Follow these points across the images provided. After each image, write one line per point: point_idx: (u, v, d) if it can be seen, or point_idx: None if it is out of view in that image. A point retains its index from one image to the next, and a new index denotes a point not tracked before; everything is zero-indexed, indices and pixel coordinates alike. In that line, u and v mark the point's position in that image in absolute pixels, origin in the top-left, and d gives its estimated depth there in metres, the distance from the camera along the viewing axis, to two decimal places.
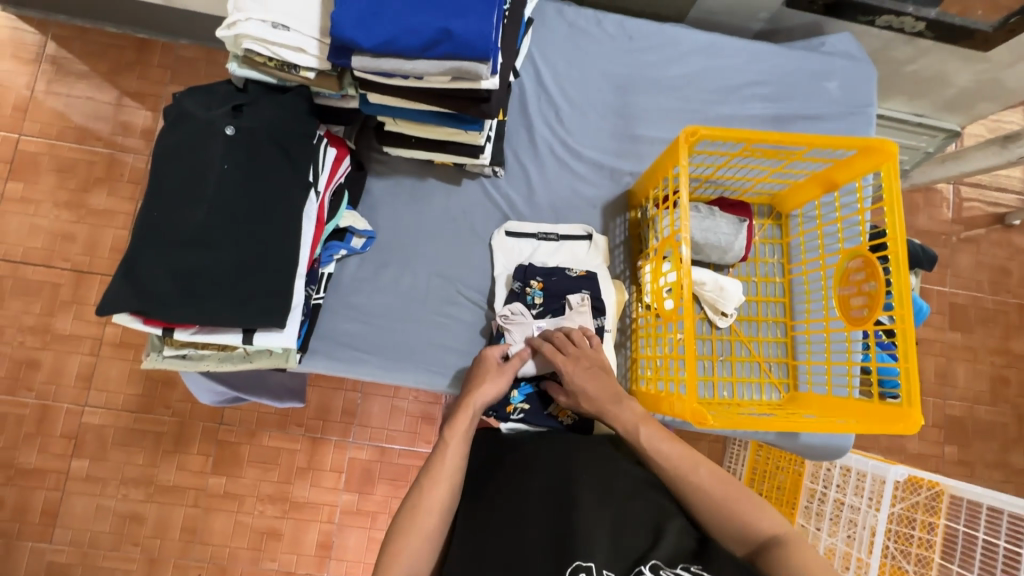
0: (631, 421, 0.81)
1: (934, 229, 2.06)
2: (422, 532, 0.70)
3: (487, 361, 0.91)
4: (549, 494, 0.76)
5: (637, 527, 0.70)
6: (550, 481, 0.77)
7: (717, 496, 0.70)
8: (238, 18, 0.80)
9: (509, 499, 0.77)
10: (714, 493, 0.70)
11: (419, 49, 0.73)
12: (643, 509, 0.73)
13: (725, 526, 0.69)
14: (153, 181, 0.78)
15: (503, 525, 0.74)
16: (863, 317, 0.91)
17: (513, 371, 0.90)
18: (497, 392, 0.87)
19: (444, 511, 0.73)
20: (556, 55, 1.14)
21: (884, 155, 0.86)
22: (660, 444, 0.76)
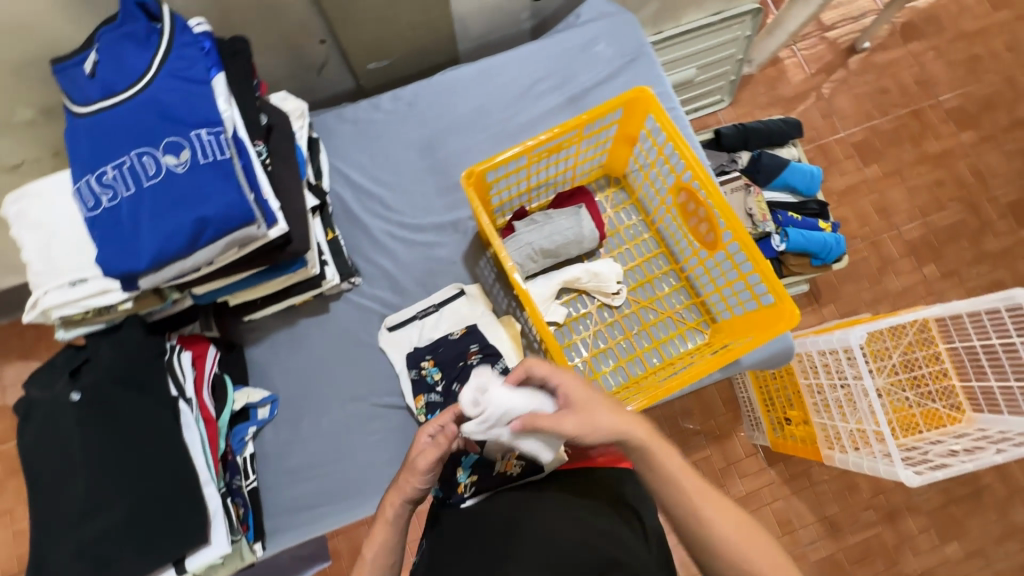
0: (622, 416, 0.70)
1: (800, 90, 2.08)
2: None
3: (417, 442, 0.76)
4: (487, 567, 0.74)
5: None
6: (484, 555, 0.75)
7: (724, 538, 0.62)
8: (38, 295, 0.84)
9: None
10: (714, 526, 0.63)
11: (187, 246, 0.76)
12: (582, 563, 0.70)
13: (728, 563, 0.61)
14: (31, 475, 0.81)
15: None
16: (714, 239, 0.94)
17: (441, 456, 0.74)
18: (419, 485, 0.74)
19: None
20: (356, 154, 1.19)
21: (646, 100, 0.93)
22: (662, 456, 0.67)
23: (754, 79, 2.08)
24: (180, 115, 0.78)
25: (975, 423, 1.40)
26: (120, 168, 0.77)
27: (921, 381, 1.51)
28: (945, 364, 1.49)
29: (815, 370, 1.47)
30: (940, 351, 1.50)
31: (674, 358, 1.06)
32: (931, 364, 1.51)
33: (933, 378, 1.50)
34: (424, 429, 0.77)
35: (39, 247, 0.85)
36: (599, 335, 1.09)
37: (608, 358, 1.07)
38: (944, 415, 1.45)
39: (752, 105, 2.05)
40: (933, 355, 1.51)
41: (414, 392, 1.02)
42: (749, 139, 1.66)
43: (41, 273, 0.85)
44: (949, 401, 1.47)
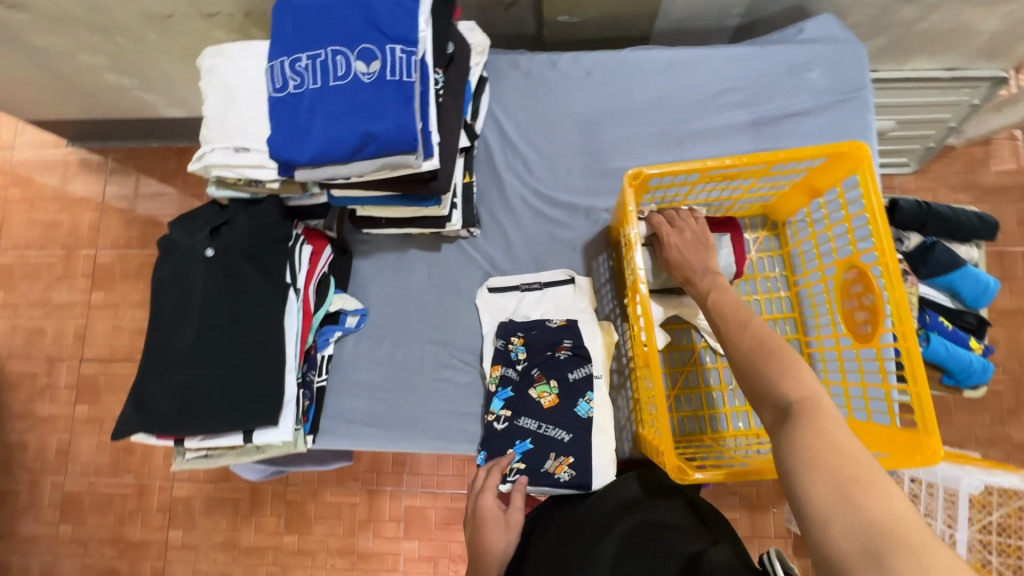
0: (710, 288, 0.80)
1: (1005, 183, 1.78)
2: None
3: (488, 511, 0.87)
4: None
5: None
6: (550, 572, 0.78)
7: (750, 360, 0.64)
8: (205, 150, 0.89)
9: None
10: (759, 358, 0.64)
11: (349, 154, 0.77)
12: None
13: (759, 387, 0.62)
14: (154, 308, 0.89)
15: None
16: (868, 334, 0.82)
17: (518, 518, 0.88)
18: (507, 547, 0.85)
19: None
20: (516, 106, 1.15)
21: (857, 158, 0.80)
22: (725, 305, 0.74)
23: (954, 153, 1.80)
24: (383, 25, 0.78)
25: None
26: (314, 60, 0.79)
27: None
28: None
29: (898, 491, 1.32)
30: None
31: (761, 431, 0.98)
32: None
33: None
34: (488, 501, 0.88)
35: (218, 107, 0.90)
36: (693, 376, 1.02)
37: (689, 403, 1.01)
38: None
39: (941, 181, 1.78)
40: None
41: (494, 361, 1.01)
42: (927, 224, 1.41)
43: (213, 130, 0.89)
44: None
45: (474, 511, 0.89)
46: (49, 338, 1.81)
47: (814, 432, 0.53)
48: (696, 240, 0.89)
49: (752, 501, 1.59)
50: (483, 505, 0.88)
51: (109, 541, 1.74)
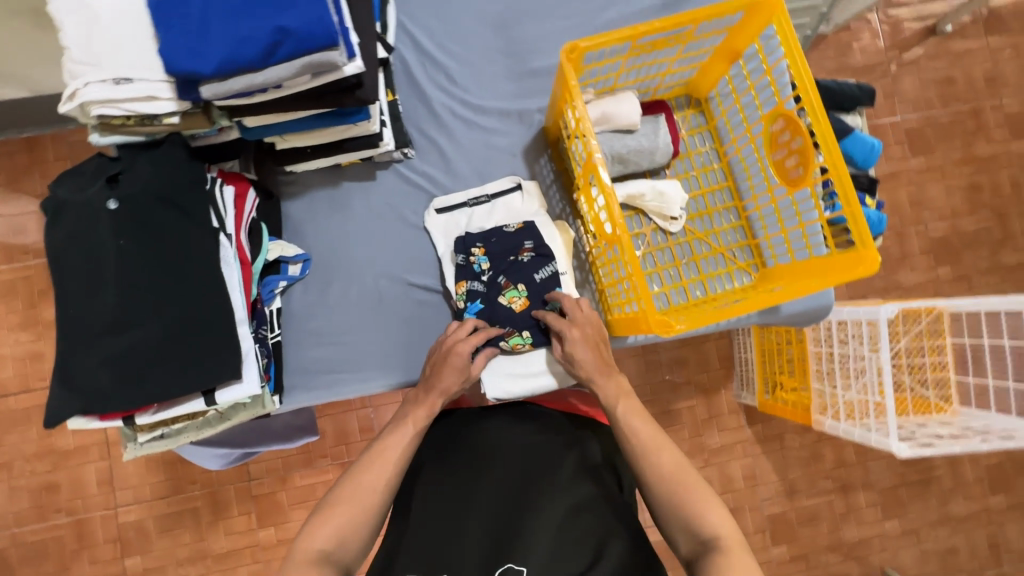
0: (614, 395, 0.84)
1: (869, 62, 1.95)
2: (360, 501, 0.72)
3: (458, 356, 0.86)
4: (505, 505, 0.79)
5: (580, 543, 0.75)
6: (500, 498, 0.80)
7: (670, 486, 0.72)
8: (75, 86, 0.75)
9: (461, 510, 0.79)
10: (676, 483, 0.72)
11: (261, 59, 0.68)
12: (590, 523, 0.77)
13: (672, 518, 0.70)
14: (59, 280, 0.76)
15: (454, 515, 0.79)
16: (800, 176, 0.89)
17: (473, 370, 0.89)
18: (458, 388, 0.86)
19: (387, 488, 0.75)
20: (426, 15, 1.08)
21: (771, 7, 0.83)
22: (634, 422, 0.79)
23: (825, 40, 1.95)
24: None
25: (959, 414, 1.49)
26: None
27: (918, 368, 1.56)
28: (946, 357, 1.53)
29: (827, 338, 1.48)
30: (945, 345, 1.53)
31: (717, 294, 1.05)
32: (931, 355, 1.55)
33: (930, 368, 1.54)
34: (461, 347, 0.87)
35: (78, 30, 0.75)
36: (649, 257, 1.06)
37: (653, 282, 1.05)
38: (931, 405, 1.52)
39: (819, 67, 1.93)
40: (936, 347, 1.54)
41: (458, 278, 0.99)
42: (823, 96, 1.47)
43: (78, 59, 0.75)
44: (941, 392, 1.53)
45: (445, 351, 0.88)
46: None
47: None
48: (593, 336, 0.89)
49: (705, 386, 1.71)
50: (454, 349, 0.87)
51: None
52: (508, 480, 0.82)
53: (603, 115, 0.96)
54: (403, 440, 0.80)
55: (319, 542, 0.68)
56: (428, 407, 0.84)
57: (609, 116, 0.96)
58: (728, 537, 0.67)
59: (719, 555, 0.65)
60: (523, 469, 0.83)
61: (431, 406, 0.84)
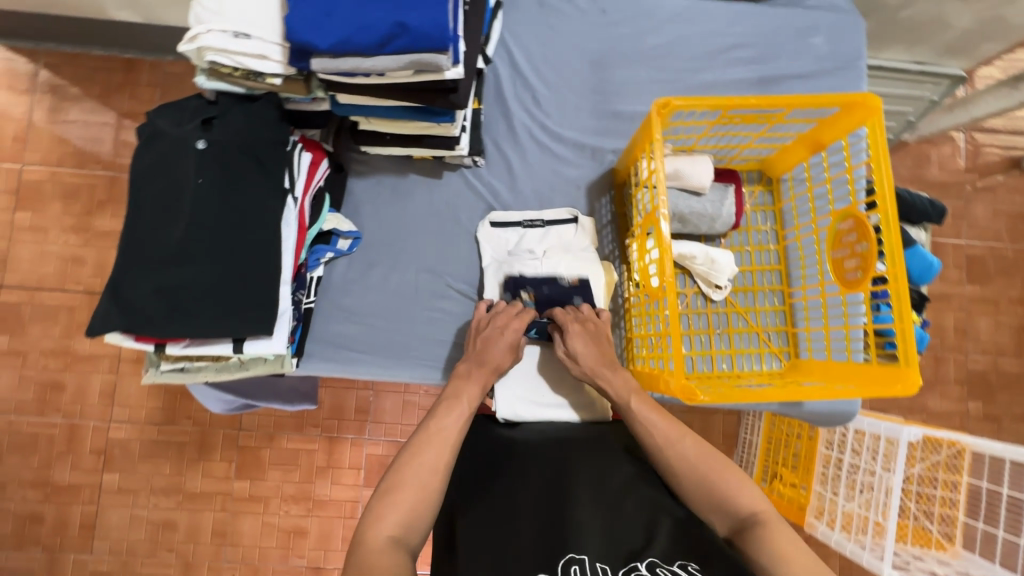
0: (625, 390, 0.85)
1: (944, 179, 1.92)
2: (422, 479, 0.71)
3: (517, 332, 0.91)
4: (541, 491, 0.75)
5: (630, 527, 0.70)
6: (538, 484, 0.76)
7: (698, 471, 0.74)
8: (199, 31, 0.80)
9: (502, 499, 0.75)
10: (706, 470, 0.74)
11: (375, 46, 0.72)
12: (637, 507, 0.73)
13: (713, 504, 0.72)
14: (134, 202, 0.80)
15: (501, 502, 0.75)
16: (857, 279, 0.88)
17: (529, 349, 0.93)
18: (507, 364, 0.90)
19: (444, 470, 0.73)
20: (529, 37, 1.12)
21: (868, 110, 0.83)
22: (651, 415, 0.81)
23: (905, 147, 1.92)
24: None
25: (959, 557, 1.42)
26: None
27: (926, 498, 1.51)
28: (958, 495, 1.46)
29: (840, 443, 1.43)
30: (961, 483, 1.45)
31: (743, 372, 1.04)
32: (943, 490, 1.49)
33: (939, 501, 1.48)
34: (517, 324, 0.92)
35: None
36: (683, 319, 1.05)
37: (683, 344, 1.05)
38: (932, 539, 1.47)
39: None
40: (951, 482, 1.48)
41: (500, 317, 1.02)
42: None
43: (209, 8, 0.80)
44: (945, 529, 1.48)
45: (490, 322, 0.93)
46: None
47: (777, 547, 0.65)
48: (594, 330, 0.92)
49: None
50: (512, 325, 0.92)
51: (31, 484, 1.59)
52: (543, 469, 0.79)
53: (676, 170, 0.97)
54: (454, 423, 0.78)
55: (388, 528, 0.66)
56: (479, 384, 0.85)
57: (683, 173, 0.97)
58: (764, 510, 0.70)
59: (759, 531, 0.67)
60: (555, 461, 0.80)
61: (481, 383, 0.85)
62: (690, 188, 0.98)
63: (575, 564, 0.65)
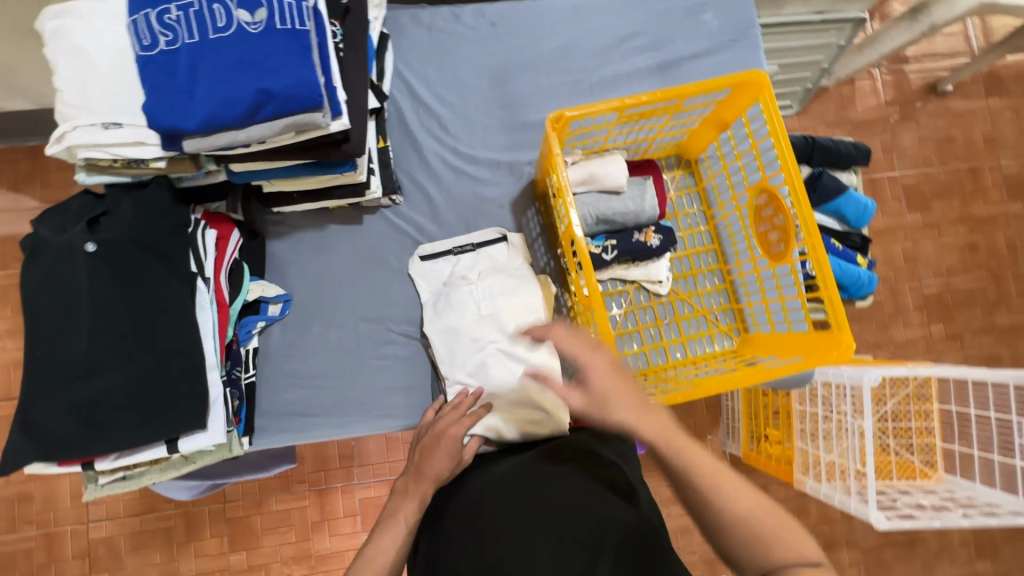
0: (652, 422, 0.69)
1: (870, 116, 1.96)
2: None
3: (448, 437, 0.87)
4: (484, 539, 0.75)
5: (573, 553, 0.71)
6: (482, 532, 0.76)
7: (755, 528, 0.62)
8: (65, 129, 0.76)
9: (447, 558, 0.76)
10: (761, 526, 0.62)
11: (244, 118, 0.69)
12: (579, 534, 0.73)
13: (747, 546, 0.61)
14: (30, 319, 0.76)
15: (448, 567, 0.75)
16: (782, 252, 0.89)
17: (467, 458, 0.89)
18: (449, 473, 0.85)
19: None
20: (425, 64, 1.10)
21: (758, 86, 0.85)
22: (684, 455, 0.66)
23: (827, 93, 1.95)
24: None
25: (943, 482, 1.45)
26: (186, 11, 0.70)
27: (903, 432, 1.53)
28: (932, 423, 1.50)
29: (811, 398, 1.44)
30: (933, 411, 1.49)
31: (698, 357, 1.04)
32: (917, 420, 1.52)
33: (917, 433, 1.51)
34: (455, 429, 0.88)
35: (74, 75, 0.75)
36: (630, 317, 1.05)
37: (634, 341, 1.05)
38: (916, 470, 1.49)
39: (819, 119, 1.94)
40: (924, 412, 1.51)
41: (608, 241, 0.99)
42: (813, 155, 1.44)
43: (70, 103, 0.75)
44: (926, 457, 1.50)
45: (436, 430, 0.89)
46: None
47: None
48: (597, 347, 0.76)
49: (690, 432, 1.70)
50: (442, 429, 0.88)
51: None
52: (486, 514, 0.77)
53: (585, 176, 0.97)
54: (396, 542, 0.77)
55: None
56: (418, 497, 0.81)
57: (593, 176, 0.97)
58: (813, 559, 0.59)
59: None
60: (499, 499, 0.79)
61: (421, 494, 0.82)
62: (608, 189, 0.98)
63: None
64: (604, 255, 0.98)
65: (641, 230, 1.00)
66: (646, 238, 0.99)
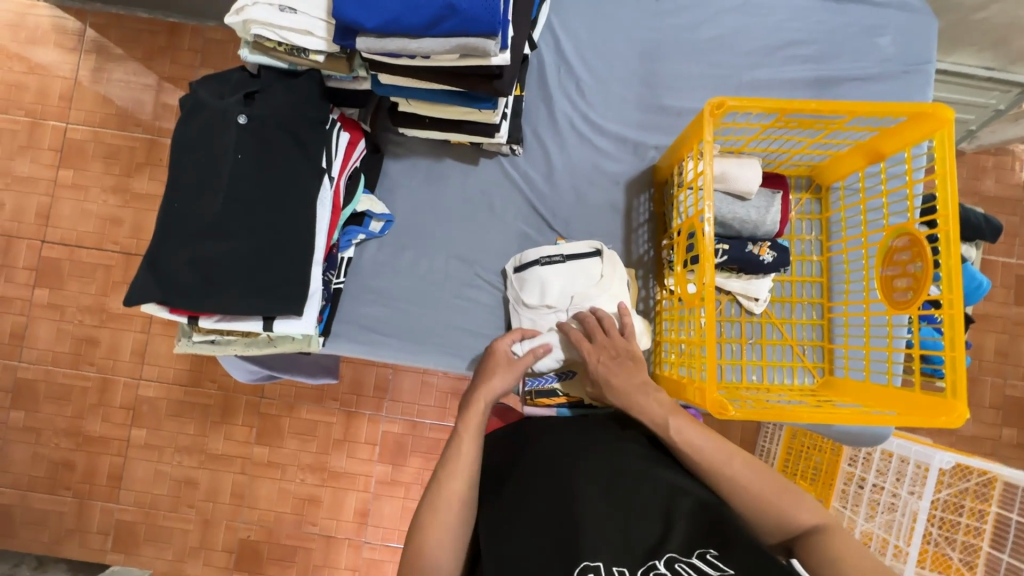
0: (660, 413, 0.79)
1: (1002, 193, 1.80)
2: (442, 521, 0.70)
3: (499, 356, 0.89)
4: (548, 491, 0.73)
5: (645, 518, 0.67)
6: (548, 487, 0.73)
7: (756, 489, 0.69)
8: (245, 3, 0.78)
9: (515, 501, 0.73)
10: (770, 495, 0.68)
11: (422, 28, 0.71)
12: (652, 494, 0.70)
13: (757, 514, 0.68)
14: (174, 172, 0.81)
15: (510, 510, 0.73)
16: (907, 300, 0.83)
17: (523, 366, 0.88)
18: (507, 387, 0.85)
19: (465, 504, 0.72)
20: (577, 23, 1.08)
21: (937, 122, 0.79)
22: (695, 440, 0.74)
23: (962, 158, 1.81)
24: None
25: None
26: None
27: (949, 525, 1.42)
28: (984, 525, 1.37)
29: (864, 463, 1.37)
30: (988, 513, 1.37)
31: (774, 385, 1.01)
32: (968, 517, 1.41)
33: (963, 530, 1.40)
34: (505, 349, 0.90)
35: None
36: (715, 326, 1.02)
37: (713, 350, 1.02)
38: (951, 565, 1.38)
39: None
40: (978, 510, 1.39)
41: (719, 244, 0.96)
42: None
43: None
44: (966, 557, 1.39)
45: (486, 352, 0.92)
46: (8, 213, 1.63)
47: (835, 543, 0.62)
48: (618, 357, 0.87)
49: None
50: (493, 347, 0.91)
51: (65, 434, 1.65)
52: (552, 460, 0.77)
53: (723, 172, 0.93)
54: (469, 454, 0.76)
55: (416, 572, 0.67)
56: (479, 411, 0.81)
57: (731, 174, 0.92)
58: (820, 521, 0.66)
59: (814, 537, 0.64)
60: (563, 453, 0.77)
61: (481, 407, 0.81)
62: (740, 193, 0.94)
63: (589, 572, 0.61)
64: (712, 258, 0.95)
65: (756, 242, 0.97)
66: (759, 251, 0.96)
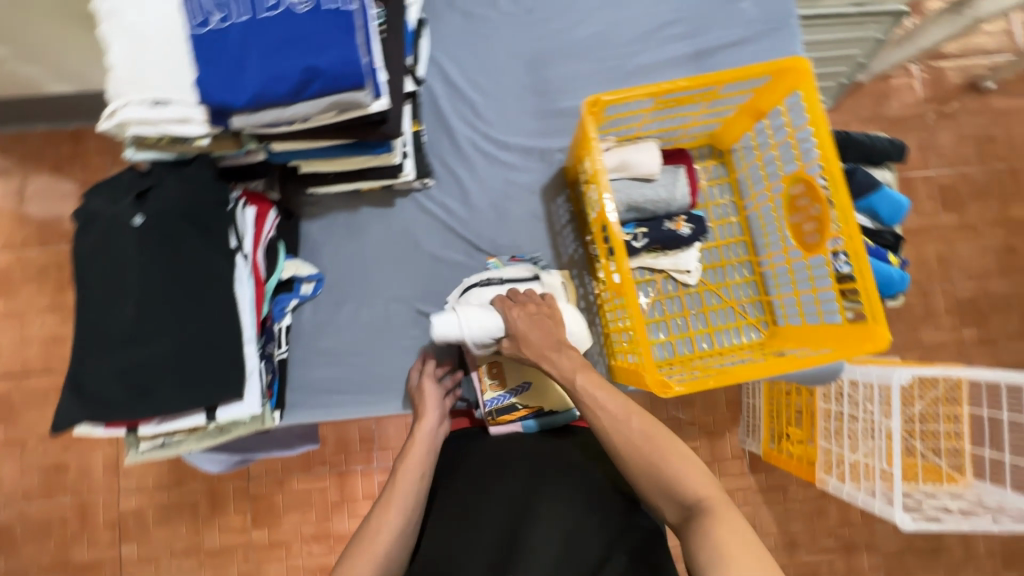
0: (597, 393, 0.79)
1: (906, 113, 1.90)
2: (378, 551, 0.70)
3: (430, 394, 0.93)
4: (499, 530, 0.75)
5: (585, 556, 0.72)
6: (499, 526, 0.76)
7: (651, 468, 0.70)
8: (115, 105, 0.77)
9: (465, 539, 0.76)
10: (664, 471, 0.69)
11: (291, 95, 0.72)
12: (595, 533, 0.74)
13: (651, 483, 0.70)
14: (82, 287, 0.79)
15: (460, 545, 0.76)
16: (817, 243, 0.88)
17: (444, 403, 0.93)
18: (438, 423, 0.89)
19: (404, 533, 0.73)
20: (459, 49, 1.10)
21: (798, 73, 0.84)
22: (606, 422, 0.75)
23: (862, 88, 1.90)
24: None
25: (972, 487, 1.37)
26: None
27: (931, 435, 1.47)
28: (962, 427, 1.42)
29: (836, 396, 1.41)
30: (962, 414, 1.42)
31: (725, 348, 1.04)
32: (946, 423, 1.45)
33: (945, 436, 1.44)
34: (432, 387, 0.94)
35: (124, 51, 0.76)
36: (656, 306, 1.05)
37: (659, 329, 1.04)
38: (943, 474, 1.41)
39: (853, 115, 1.89)
40: (953, 414, 1.44)
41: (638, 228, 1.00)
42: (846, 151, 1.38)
43: (121, 79, 0.76)
44: (954, 462, 1.43)
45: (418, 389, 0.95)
46: None
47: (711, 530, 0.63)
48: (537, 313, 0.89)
49: (710, 428, 1.68)
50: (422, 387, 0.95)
51: (53, 570, 1.57)
52: (505, 496, 0.79)
53: (620, 162, 0.97)
54: (410, 486, 0.77)
55: None
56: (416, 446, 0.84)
57: (628, 161, 0.97)
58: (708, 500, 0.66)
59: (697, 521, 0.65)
60: (518, 487, 0.80)
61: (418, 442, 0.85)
62: (643, 177, 0.98)
63: None
64: (634, 243, 0.98)
65: (672, 218, 1.00)
66: (676, 225, 0.99)
